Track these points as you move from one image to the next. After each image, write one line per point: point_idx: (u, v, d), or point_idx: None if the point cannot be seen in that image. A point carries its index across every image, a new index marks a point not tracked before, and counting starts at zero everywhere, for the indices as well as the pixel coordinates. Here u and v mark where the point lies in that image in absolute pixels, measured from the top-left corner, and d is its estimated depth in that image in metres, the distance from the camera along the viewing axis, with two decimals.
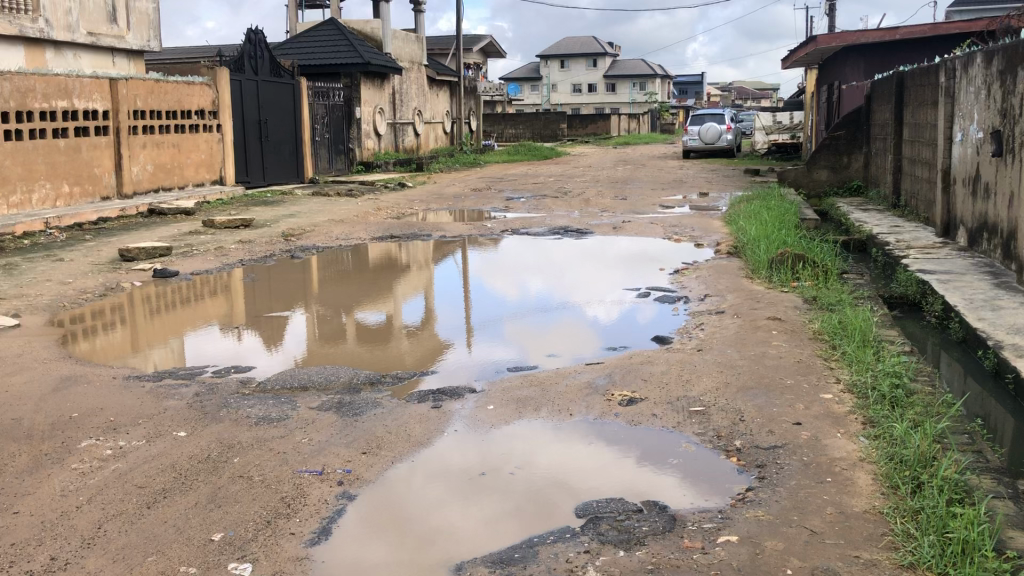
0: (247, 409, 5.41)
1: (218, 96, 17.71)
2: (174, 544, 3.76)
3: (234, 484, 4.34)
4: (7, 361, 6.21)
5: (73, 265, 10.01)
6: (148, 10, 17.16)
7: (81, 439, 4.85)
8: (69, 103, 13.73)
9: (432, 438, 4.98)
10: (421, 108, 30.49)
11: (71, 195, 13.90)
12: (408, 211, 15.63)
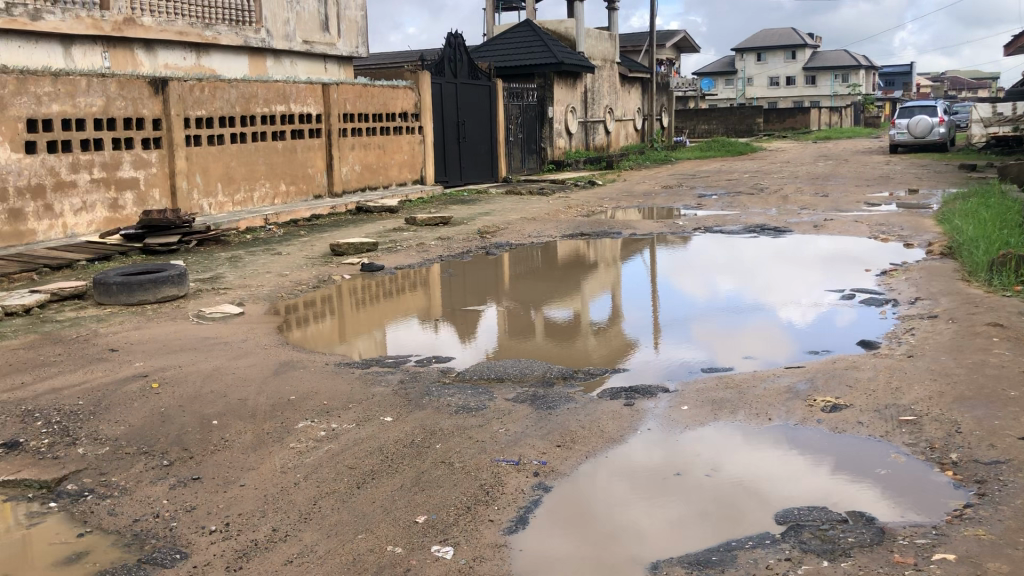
0: (447, 398, 5.60)
1: (420, 98, 18.45)
2: (382, 523, 3.95)
3: (436, 470, 4.50)
4: (234, 346, 6.74)
5: (289, 259, 10.73)
6: (357, 18, 18.12)
7: (298, 419, 5.20)
8: (287, 108, 14.73)
9: (625, 435, 4.97)
10: (613, 105, 30.48)
11: (287, 193, 14.91)
12: (599, 209, 15.65)
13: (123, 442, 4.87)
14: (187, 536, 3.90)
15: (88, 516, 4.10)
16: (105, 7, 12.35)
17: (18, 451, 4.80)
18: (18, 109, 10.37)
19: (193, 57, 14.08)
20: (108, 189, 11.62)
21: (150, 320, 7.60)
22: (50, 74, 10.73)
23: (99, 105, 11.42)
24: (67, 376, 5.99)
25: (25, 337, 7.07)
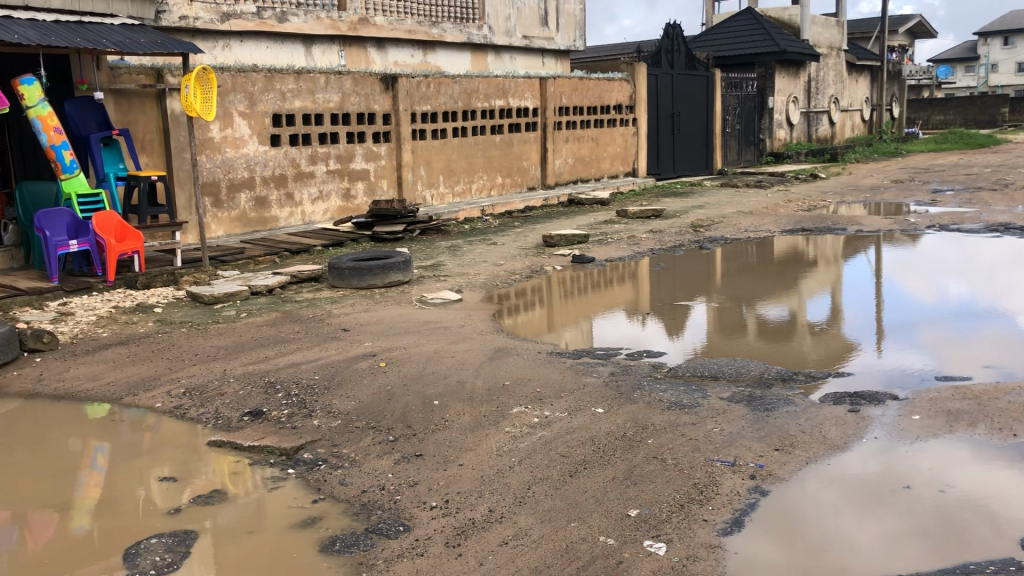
0: (660, 392, 5.54)
1: (635, 90, 18.35)
2: (594, 514, 3.97)
3: (649, 464, 4.46)
4: (452, 331, 7.00)
5: (504, 248, 11.01)
6: (576, 12, 18.25)
7: (513, 404, 5.32)
8: (505, 102, 15.10)
9: (849, 442, 4.72)
10: (839, 95, 29.01)
11: (503, 185, 15.30)
12: (820, 204, 14.93)
13: (354, 417, 5.18)
14: (409, 510, 4.08)
15: (320, 484, 4.39)
16: (343, 9, 13.12)
17: (261, 418, 5.23)
18: (265, 105, 11.26)
19: (420, 54, 14.69)
20: (341, 179, 12.39)
21: (376, 303, 8.04)
22: (294, 72, 11.57)
23: (336, 101, 12.19)
24: (304, 352, 6.46)
25: (268, 314, 7.69)
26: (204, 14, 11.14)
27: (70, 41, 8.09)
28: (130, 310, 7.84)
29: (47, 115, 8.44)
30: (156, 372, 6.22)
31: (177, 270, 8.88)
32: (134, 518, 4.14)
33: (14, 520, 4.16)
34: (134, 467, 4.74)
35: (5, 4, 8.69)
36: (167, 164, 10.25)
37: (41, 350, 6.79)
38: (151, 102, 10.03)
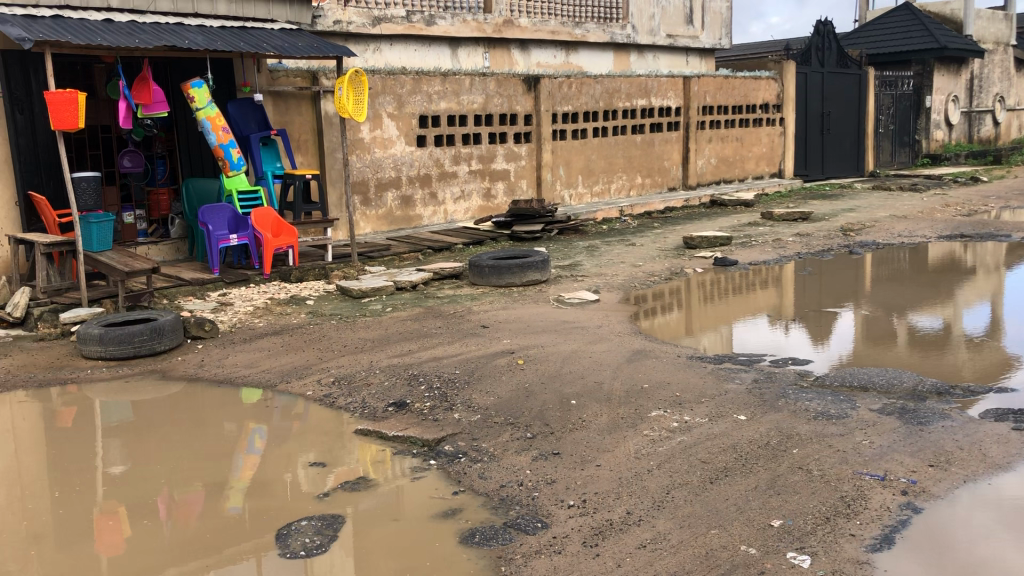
0: (805, 401, 5.37)
1: (782, 90, 17.83)
2: (735, 522, 3.89)
3: (794, 474, 4.34)
4: (590, 331, 7.00)
5: (643, 250, 10.92)
6: (722, 10, 17.88)
7: (652, 408, 5.27)
8: (647, 101, 14.98)
9: (1012, 462, 4.44)
10: (1004, 93, 27.29)
11: (643, 185, 15.17)
12: (981, 208, 14.09)
13: (493, 412, 5.26)
14: (547, 507, 4.11)
15: (461, 476, 4.48)
16: (488, 11, 13.32)
17: (405, 410, 5.38)
18: (412, 106, 11.57)
19: (563, 55, 14.74)
20: (482, 179, 12.60)
21: (516, 301, 8.13)
22: (440, 74, 11.85)
23: (480, 102, 12.40)
24: (445, 347, 6.60)
25: (411, 309, 7.90)
26: (357, 18, 11.52)
27: (235, 45, 8.55)
28: (283, 302, 8.22)
29: (215, 116, 8.95)
30: (306, 362, 6.50)
31: (327, 264, 9.24)
32: (285, 501, 4.34)
33: (176, 497, 4.44)
34: (285, 452, 4.96)
35: (178, 13, 9.29)
36: (320, 163, 10.69)
37: (203, 337, 7.21)
38: (307, 103, 10.48)
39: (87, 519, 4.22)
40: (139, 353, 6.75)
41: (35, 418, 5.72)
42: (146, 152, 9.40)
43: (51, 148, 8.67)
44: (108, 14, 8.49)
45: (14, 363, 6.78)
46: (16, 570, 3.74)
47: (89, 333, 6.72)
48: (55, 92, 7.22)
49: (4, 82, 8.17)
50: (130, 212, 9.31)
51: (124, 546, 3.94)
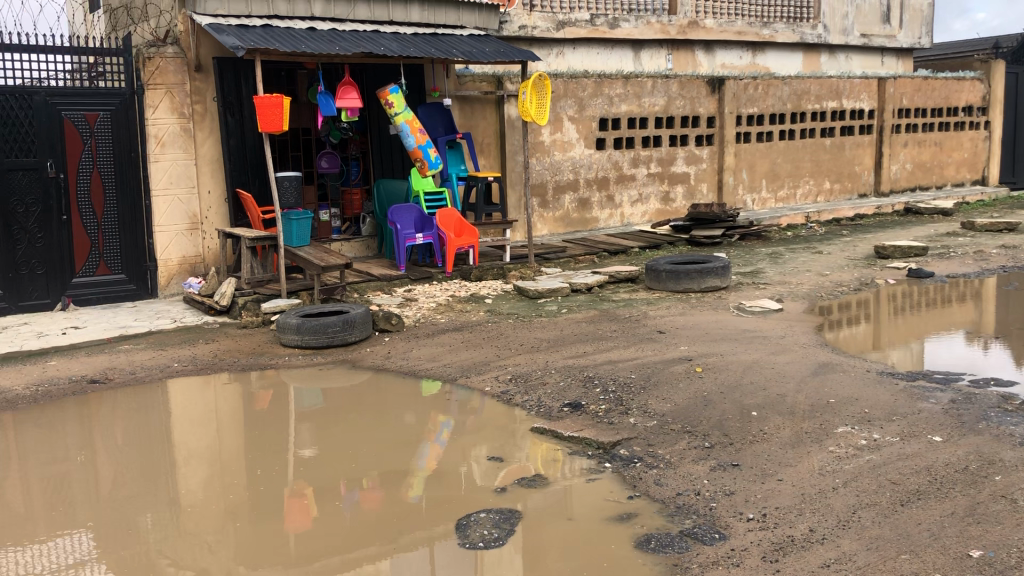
0: (1010, 426, 5.00)
1: (989, 91, 16.64)
2: (929, 549, 3.67)
3: (996, 503, 4.04)
4: (773, 341, 6.80)
5: (829, 258, 10.49)
6: (923, 7, 16.91)
7: (839, 424, 5.06)
8: (838, 103, 14.43)
9: None
10: None
11: (830, 191, 14.58)
12: None
13: (670, 419, 5.20)
14: (725, 518, 4.04)
15: (636, 481, 4.47)
16: (673, 12, 13.14)
17: (581, 411, 5.42)
18: (593, 109, 11.64)
19: (749, 56, 14.35)
20: (661, 183, 12.49)
21: (693, 307, 8.01)
22: (622, 77, 11.86)
23: (661, 105, 12.31)
24: (623, 351, 6.59)
25: (588, 311, 7.95)
26: (541, 23, 11.65)
27: (427, 52, 8.89)
28: (464, 300, 8.47)
29: (411, 120, 9.40)
30: (486, 358, 6.66)
31: (506, 265, 9.43)
32: (461, 492, 4.47)
33: (360, 482, 4.66)
34: (463, 445, 5.11)
35: (374, 20, 9.62)
36: (501, 165, 10.95)
37: (390, 330, 7.54)
38: (491, 107, 10.79)
39: (279, 498, 4.51)
40: (331, 343, 7.13)
41: (236, 400, 6.17)
42: (341, 153, 9.95)
43: (258, 149, 9.27)
44: (312, 23, 9.02)
45: (220, 347, 7.33)
46: (214, 541, 4.05)
47: (288, 323, 7.18)
48: (264, 97, 7.74)
49: (219, 88, 8.90)
50: (327, 210, 9.93)
51: (310, 525, 4.18)
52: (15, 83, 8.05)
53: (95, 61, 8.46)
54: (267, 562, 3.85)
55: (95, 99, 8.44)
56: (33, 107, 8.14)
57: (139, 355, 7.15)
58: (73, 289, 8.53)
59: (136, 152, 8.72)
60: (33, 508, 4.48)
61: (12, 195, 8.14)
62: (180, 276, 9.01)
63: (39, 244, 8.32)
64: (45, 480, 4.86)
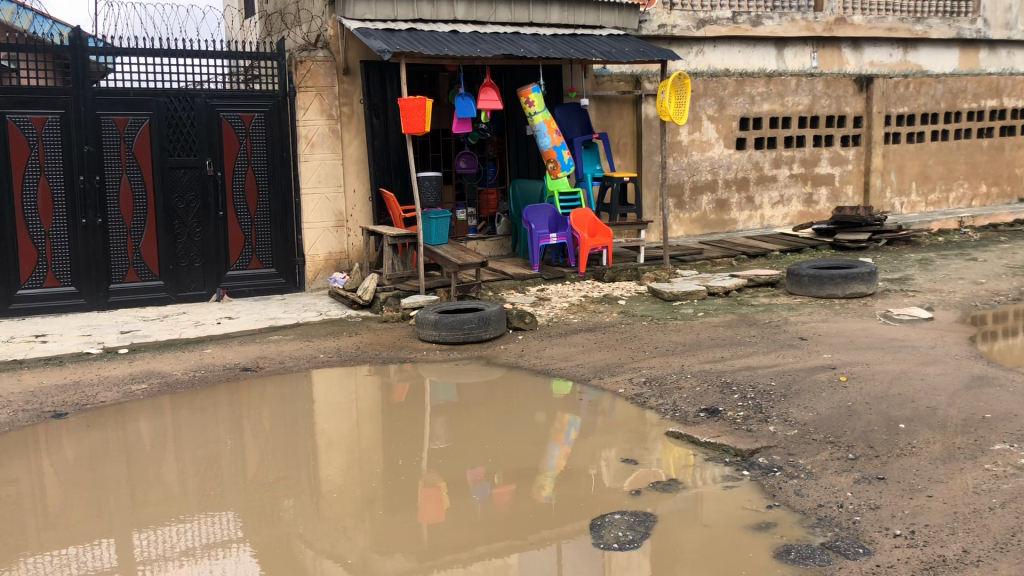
0: None
1: None
2: None
3: None
4: (922, 352, 6.49)
5: (985, 266, 9.92)
6: None
7: (996, 441, 4.79)
8: (998, 102, 13.72)
9: None
10: None
11: (988, 195, 13.80)
12: None
13: (811, 429, 5.06)
14: (871, 533, 3.89)
15: (776, 490, 4.36)
16: (819, 9, 11.98)
17: (717, 417, 5.33)
18: (734, 109, 11.48)
19: (899, 53, 12.79)
20: (803, 184, 12.13)
21: (836, 314, 7.74)
22: (764, 76, 11.66)
23: (805, 104, 11.99)
24: (762, 357, 6.44)
25: (725, 315, 7.80)
26: (681, 21, 10.96)
27: (566, 52, 8.95)
28: (597, 301, 8.48)
29: (548, 120, 9.47)
30: (620, 360, 6.65)
31: (640, 266, 9.38)
32: (591, 492, 4.48)
33: (491, 478, 4.72)
34: (594, 446, 5.11)
35: (515, 22, 9.78)
36: (637, 165, 10.90)
37: (523, 328, 7.62)
38: (629, 107, 10.75)
39: (413, 489, 4.63)
40: (467, 339, 7.28)
41: (376, 391, 6.37)
42: (479, 154, 10.14)
43: (401, 149, 9.53)
44: (455, 27, 9.26)
45: (361, 341, 7.60)
46: (351, 527, 4.19)
47: (426, 318, 7.37)
48: (408, 98, 7.97)
49: (365, 91, 9.19)
50: (464, 209, 10.14)
51: (442, 517, 4.26)
52: (178, 86, 8.61)
53: (251, 65, 8.94)
54: (400, 551, 3.96)
55: (250, 101, 8.91)
56: (195, 108, 8.69)
57: (287, 345, 7.49)
58: (227, 281, 9.02)
59: (287, 152, 9.13)
60: (186, 487, 4.75)
61: (174, 191, 8.70)
62: (325, 271, 9.38)
63: (197, 238, 8.84)
64: (197, 461, 5.15)
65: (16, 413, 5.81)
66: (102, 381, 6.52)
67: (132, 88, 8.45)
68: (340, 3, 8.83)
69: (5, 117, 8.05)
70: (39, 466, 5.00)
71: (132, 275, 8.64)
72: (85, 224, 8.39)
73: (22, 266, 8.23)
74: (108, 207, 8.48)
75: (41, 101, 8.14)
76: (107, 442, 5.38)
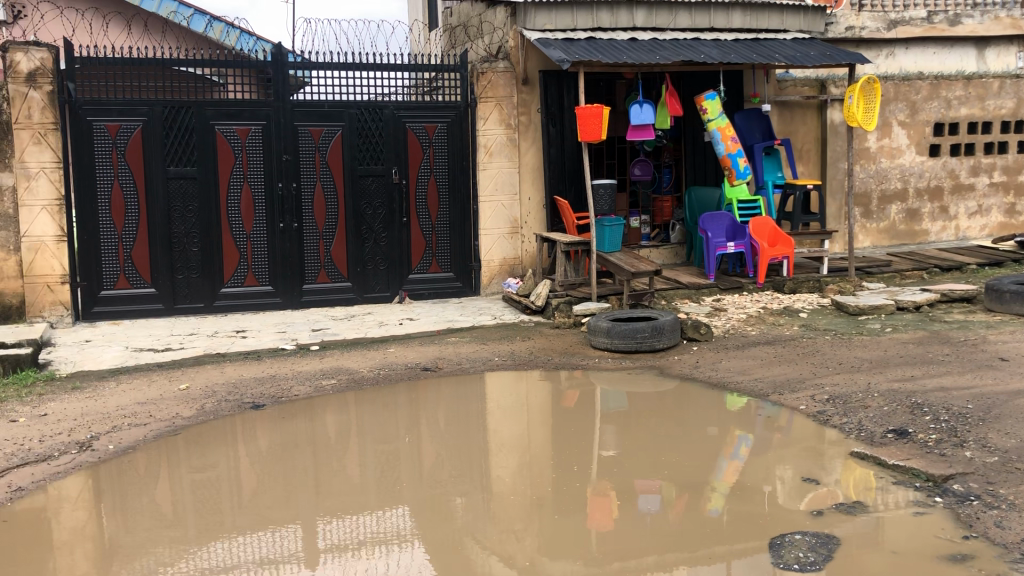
0: None
1: None
2: None
3: None
4: None
5: None
6: None
7: None
8: None
9: None
10: None
11: None
12: None
13: (1014, 456, 4.70)
14: None
15: (974, 520, 4.09)
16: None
17: (907, 439, 5.06)
18: (928, 113, 10.89)
19: None
20: (1005, 194, 11.32)
21: None
22: (963, 78, 10.98)
23: (1009, 107, 11.19)
24: (957, 378, 6.05)
25: (915, 332, 7.40)
26: (871, 23, 10.49)
27: (748, 57, 8.79)
28: (777, 313, 8.33)
29: (725, 127, 9.24)
30: (801, 375, 6.44)
31: (823, 278, 9.10)
32: (765, 509, 4.35)
33: (661, 488, 4.67)
34: (768, 462, 4.96)
35: (695, 28, 9.72)
36: (821, 172, 10.52)
37: (698, 339, 7.52)
38: (813, 112, 10.40)
39: (583, 494, 4.64)
40: (640, 348, 7.25)
41: (548, 396, 6.45)
42: (655, 161, 10.07)
43: (576, 157, 9.59)
44: (634, 34, 9.32)
45: (535, 346, 7.72)
46: (522, 529, 4.24)
47: (598, 326, 7.39)
48: (585, 107, 8.03)
49: (543, 100, 9.33)
50: (638, 217, 10.03)
51: (611, 525, 4.25)
52: (367, 98, 9.04)
53: (435, 77, 9.29)
54: (569, 555, 3.97)
55: (434, 111, 9.25)
56: (383, 120, 9.11)
57: (464, 347, 7.72)
58: (409, 284, 9.40)
59: (468, 161, 9.41)
60: (366, 480, 4.97)
61: (363, 198, 9.15)
62: (500, 276, 9.59)
63: (382, 243, 9.26)
64: (378, 455, 5.39)
65: (219, 402, 6.27)
66: (296, 375, 6.94)
67: (326, 100, 8.95)
68: (522, 14, 9.07)
69: (214, 128, 8.68)
70: (237, 453, 5.37)
71: (324, 276, 9.16)
72: (282, 228, 8.95)
73: (226, 266, 8.86)
74: (303, 212, 9.01)
75: (245, 113, 8.74)
76: (296, 434, 5.71)
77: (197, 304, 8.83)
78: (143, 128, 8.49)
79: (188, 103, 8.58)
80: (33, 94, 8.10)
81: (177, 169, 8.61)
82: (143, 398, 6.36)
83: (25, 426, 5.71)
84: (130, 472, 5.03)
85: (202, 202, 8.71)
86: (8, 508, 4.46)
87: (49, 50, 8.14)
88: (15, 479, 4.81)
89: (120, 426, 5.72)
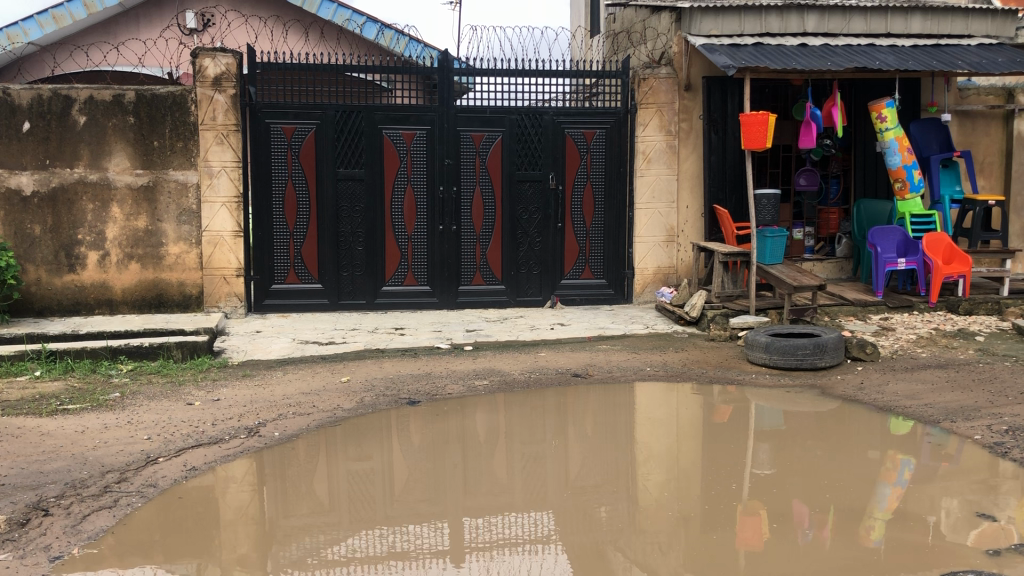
0: None
1: None
2: None
3: None
4: None
5: None
6: None
7: None
8: None
9: None
10: None
11: None
12: None
13: None
14: None
15: None
16: None
17: None
18: None
19: None
20: None
21: None
22: None
23: None
24: None
25: None
26: None
27: (928, 63, 8.33)
28: (950, 335, 7.87)
29: (903, 137, 8.90)
30: (977, 403, 6.02)
31: (1002, 299, 8.61)
32: (929, 541, 4.06)
33: (816, 511, 4.43)
34: (933, 493, 4.65)
35: (871, 33, 9.34)
36: (1005, 187, 9.84)
37: (863, 359, 7.21)
38: (997, 122, 9.75)
39: (733, 513, 4.46)
40: (800, 366, 7.00)
41: (699, 409, 6.30)
42: (822, 171, 9.74)
43: (738, 166, 9.32)
44: (805, 39, 9.04)
45: (689, 357, 7.57)
46: (666, 542, 4.13)
47: (757, 340, 7.20)
48: (750, 113, 7.81)
49: (706, 105, 9.16)
50: (801, 228, 9.77)
51: (762, 545, 4.06)
52: (528, 104, 9.14)
53: (595, 83, 9.30)
54: (717, 572, 3.81)
55: (594, 117, 9.26)
56: (543, 125, 9.18)
57: (616, 355, 7.67)
58: (562, 289, 9.44)
59: (624, 168, 9.35)
60: (513, 481, 5.01)
61: (520, 202, 9.26)
62: (653, 285, 9.46)
63: (537, 247, 9.34)
64: (525, 458, 5.41)
65: (379, 396, 6.47)
66: (450, 374, 7.08)
67: (489, 106, 9.10)
68: (687, 20, 9.03)
69: (382, 132, 8.98)
70: (392, 447, 5.53)
71: (479, 278, 9.32)
72: (442, 230, 9.17)
73: (387, 265, 9.16)
74: (462, 215, 9.20)
75: (411, 117, 9.01)
76: (447, 431, 5.81)
77: (360, 300, 9.16)
78: (317, 131, 8.88)
79: (358, 108, 8.91)
80: (218, 97, 8.59)
81: (346, 171, 8.97)
82: (307, 388, 6.66)
83: (199, 409, 6.07)
84: (292, 459, 5.24)
85: (368, 203, 9.03)
86: (182, 485, 4.73)
87: (235, 56, 8.62)
88: (190, 459, 5.11)
89: (285, 415, 5.99)
